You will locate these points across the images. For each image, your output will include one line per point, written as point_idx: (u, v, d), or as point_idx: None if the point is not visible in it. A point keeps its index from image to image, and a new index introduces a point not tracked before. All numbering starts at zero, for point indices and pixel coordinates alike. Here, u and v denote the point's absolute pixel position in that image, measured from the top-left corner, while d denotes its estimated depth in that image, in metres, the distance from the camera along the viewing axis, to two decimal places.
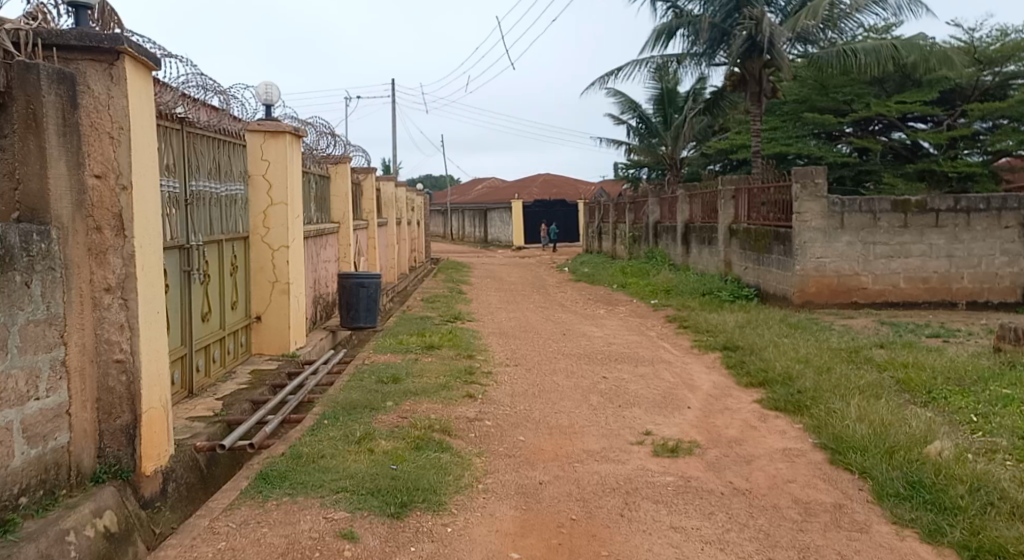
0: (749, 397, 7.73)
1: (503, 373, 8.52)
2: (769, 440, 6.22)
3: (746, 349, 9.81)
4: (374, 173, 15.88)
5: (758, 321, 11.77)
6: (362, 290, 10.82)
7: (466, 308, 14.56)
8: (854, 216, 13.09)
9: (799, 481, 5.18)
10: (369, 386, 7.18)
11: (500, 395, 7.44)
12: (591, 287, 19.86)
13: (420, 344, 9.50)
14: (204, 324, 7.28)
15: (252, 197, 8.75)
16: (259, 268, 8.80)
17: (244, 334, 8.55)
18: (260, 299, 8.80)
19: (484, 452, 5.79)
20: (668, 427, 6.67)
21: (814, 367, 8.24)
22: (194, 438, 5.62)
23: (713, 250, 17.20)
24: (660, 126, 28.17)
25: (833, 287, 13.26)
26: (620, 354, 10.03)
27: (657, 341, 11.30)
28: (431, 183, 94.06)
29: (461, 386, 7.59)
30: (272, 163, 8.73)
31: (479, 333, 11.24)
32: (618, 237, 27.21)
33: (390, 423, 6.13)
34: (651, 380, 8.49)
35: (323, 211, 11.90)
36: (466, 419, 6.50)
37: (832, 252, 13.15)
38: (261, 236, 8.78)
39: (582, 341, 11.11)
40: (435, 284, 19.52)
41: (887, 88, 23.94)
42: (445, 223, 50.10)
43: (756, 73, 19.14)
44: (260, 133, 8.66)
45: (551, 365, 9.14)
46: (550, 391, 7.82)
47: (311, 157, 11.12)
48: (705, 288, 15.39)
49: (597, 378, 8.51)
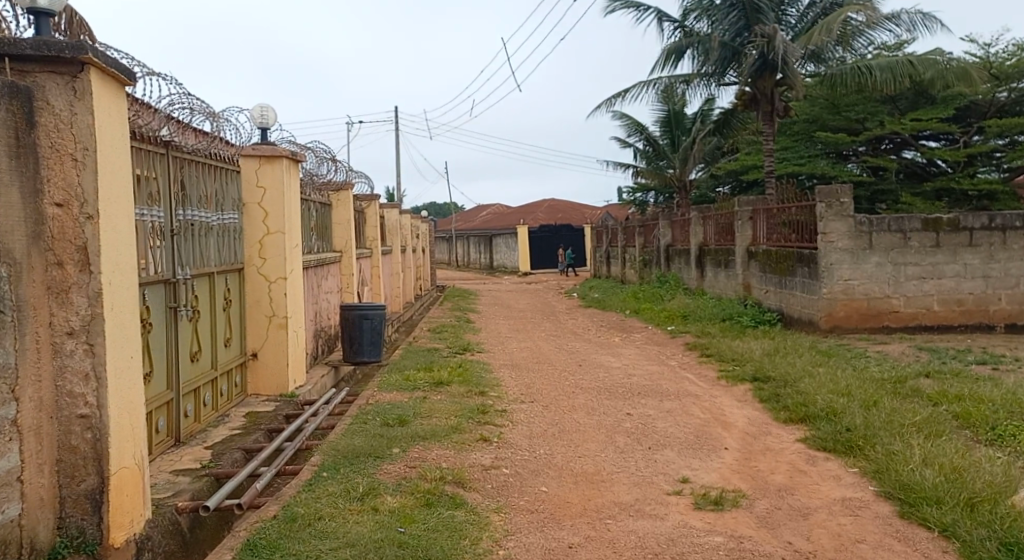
0: (790, 436, 7.06)
1: (519, 411, 7.86)
2: (823, 488, 5.55)
3: (779, 381, 9.13)
4: (377, 200, 15.31)
5: (786, 349, 11.10)
6: (366, 323, 10.21)
7: (475, 339, 13.90)
8: (883, 236, 12.47)
9: (871, 541, 4.56)
10: (373, 430, 6.52)
11: (518, 438, 6.76)
12: (602, 313, 19.20)
13: (429, 380, 8.84)
14: (193, 365, 6.64)
15: (247, 226, 8.13)
16: (254, 302, 8.16)
17: (239, 373, 7.91)
18: (255, 336, 8.16)
19: (503, 507, 5.12)
20: (706, 472, 6.00)
21: (859, 401, 7.57)
22: (176, 497, 4.97)
23: (730, 273, 16.54)
24: (668, 148, 27.63)
25: (863, 311, 12.59)
26: (643, 387, 9.36)
27: (680, 371, 10.63)
28: (435, 210, 93.85)
29: (474, 428, 6.91)
30: (267, 190, 8.13)
31: (491, 365, 10.58)
32: (627, 261, 26.57)
33: (396, 474, 5.47)
34: (679, 418, 7.83)
35: (324, 240, 11.28)
36: (481, 468, 5.83)
37: (860, 274, 12.48)
38: (256, 268, 8.15)
39: (601, 372, 10.43)
40: (440, 314, 18.90)
41: (900, 106, 23.45)
42: (451, 250, 49.53)
43: (768, 91, 18.61)
44: (255, 158, 8.07)
45: (570, 401, 8.47)
46: (571, 431, 7.15)
47: (311, 183, 10.53)
48: (723, 314, 14.71)
49: (620, 415, 7.84)
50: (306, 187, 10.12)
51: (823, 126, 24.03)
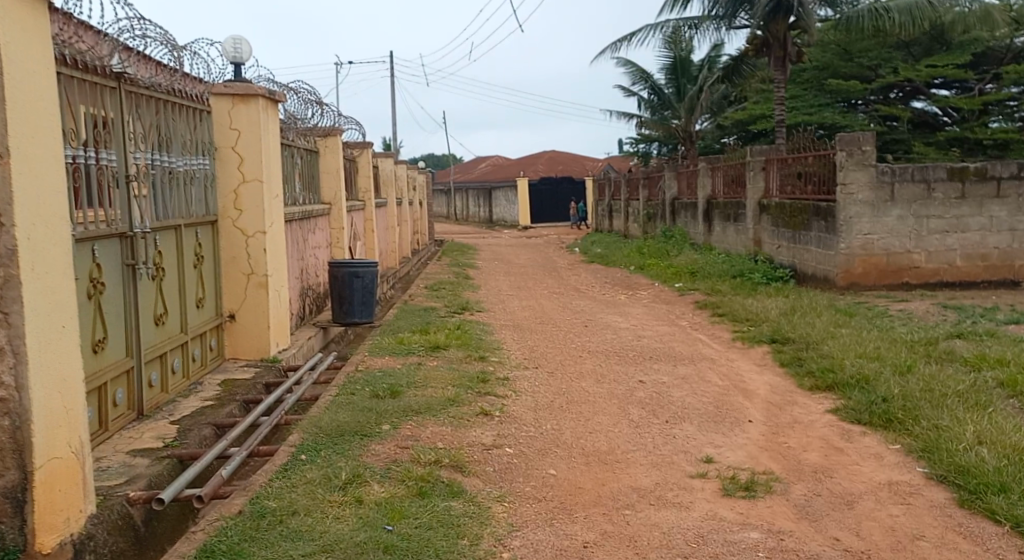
0: (820, 405, 6.41)
1: (522, 379, 7.22)
2: (865, 470, 4.93)
3: (800, 343, 8.48)
4: (371, 149, 14.54)
5: (803, 307, 10.44)
6: (357, 281, 9.53)
7: (474, 297, 13.22)
8: (905, 186, 11.75)
9: (930, 538, 3.95)
10: (360, 404, 5.87)
11: (522, 411, 6.12)
12: (606, 269, 18.51)
13: (424, 344, 8.19)
14: (157, 328, 6.01)
15: (220, 173, 7.44)
16: (230, 258, 7.50)
17: (214, 336, 7.29)
18: (233, 295, 7.52)
19: (506, 495, 4.50)
20: (732, 450, 5.37)
21: (891, 366, 6.93)
22: (128, 486, 4.37)
23: (739, 227, 15.84)
24: (672, 98, 26.76)
25: (882, 267, 11.91)
26: (654, 351, 8.71)
27: (692, 333, 9.98)
28: (435, 163, 92.87)
29: (472, 399, 6.27)
30: (242, 132, 7.41)
31: (490, 327, 9.92)
32: (631, 215, 25.80)
33: (385, 457, 4.83)
34: (696, 385, 7.18)
35: (311, 191, 10.57)
36: (481, 448, 5.20)
37: (880, 228, 11.78)
38: (232, 220, 7.47)
39: (608, 334, 9.78)
40: (439, 269, 18.22)
41: (914, 52, 22.66)
42: (449, 203, 48.65)
43: (780, 35, 17.72)
44: (228, 97, 7.35)
45: (577, 367, 7.82)
46: (579, 402, 6.51)
47: (294, 128, 9.82)
48: (733, 270, 14.02)
49: (631, 383, 7.20)
50: (287, 132, 9.40)
51: (835, 73, 23.11)
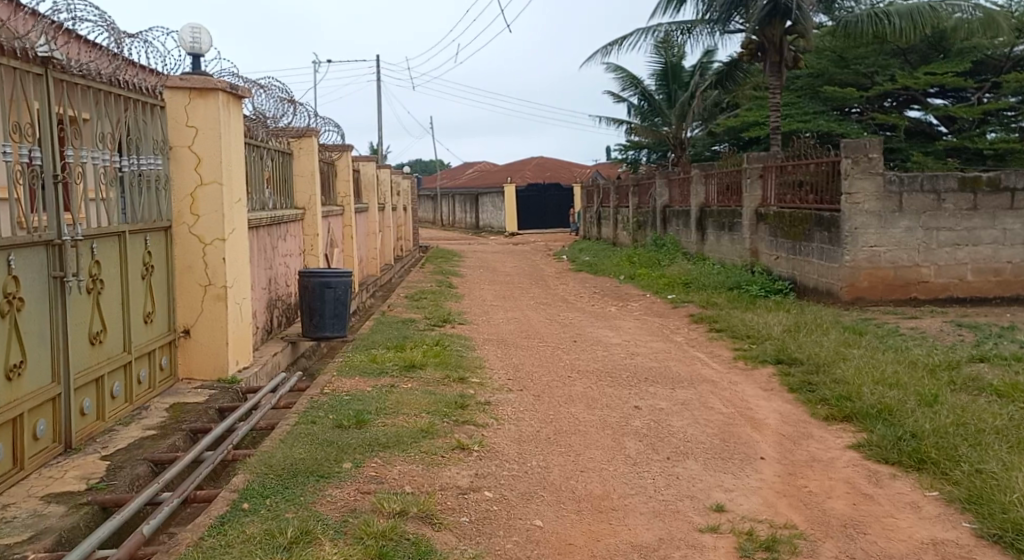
0: (839, 440, 5.75)
1: (506, 404, 6.51)
2: (902, 524, 4.28)
3: (809, 365, 7.81)
4: (351, 151, 13.81)
5: (808, 324, 9.78)
6: (328, 292, 8.77)
7: (456, 307, 12.50)
8: (914, 197, 11.13)
9: None
10: (320, 436, 5.12)
11: (505, 445, 5.40)
12: (594, 279, 17.81)
13: (401, 362, 7.48)
14: (92, 349, 5.25)
15: (175, 174, 6.69)
16: (185, 268, 6.75)
17: (165, 355, 6.54)
18: (187, 308, 6.77)
19: (483, 555, 3.79)
20: (746, 496, 4.68)
21: (915, 396, 6.27)
22: (32, 544, 3.62)
23: (735, 237, 15.20)
24: (663, 104, 26.19)
25: (888, 281, 11.27)
26: (650, 371, 8.02)
27: (688, 350, 9.29)
28: (422, 168, 92.23)
29: (448, 430, 5.53)
30: (199, 130, 6.65)
31: (473, 342, 9.21)
32: (620, 222, 25.13)
33: (342, 505, 4.10)
34: (698, 413, 6.48)
35: (282, 194, 9.85)
36: (456, 492, 4.48)
37: (888, 240, 11.15)
38: (187, 227, 6.73)
39: (599, 351, 9.07)
40: (421, 277, 17.51)
41: (911, 60, 22.19)
42: (435, 208, 47.86)
43: (776, 40, 17.14)
44: (184, 91, 6.60)
45: (566, 390, 7.12)
46: (569, 433, 5.79)
47: (266, 128, 9.12)
48: (729, 281, 13.35)
49: (626, 409, 6.50)
50: (258, 131, 8.69)
51: (830, 80, 22.60)
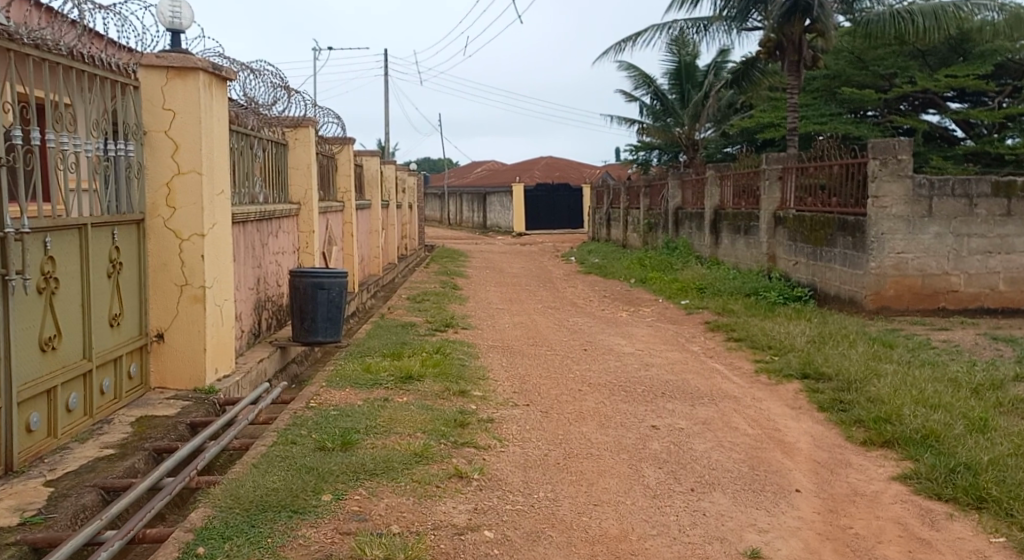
0: (881, 470, 5.14)
1: (510, 421, 5.91)
2: None
3: (839, 381, 7.21)
4: (352, 145, 13.24)
5: (833, 334, 9.17)
6: (322, 294, 8.18)
7: (460, 311, 11.91)
8: (944, 201, 10.50)
9: None
10: (299, 461, 4.56)
11: (508, 472, 4.80)
12: (603, 282, 17.21)
13: (397, 372, 6.88)
14: (43, 355, 4.75)
15: (150, 162, 6.19)
16: (159, 265, 6.24)
17: (135, 362, 6.03)
18: (162, 309, 6.27)
19: None
20: (784, 539, 4.09)
21: (962, 419, 5.66)
22: None
23: (751, 240, 14.58)
24: (676, 104, 25.59)
25: (916, 290, 10.63)
26: (666, 384, 7.41)
27: (707, 361, 8.67)
28: (430, 166, 91.82)
29: (445, 453, 4.94)
30: (177, 114, 6.16)
31: (475, 349, 8.63)
32: (630, 224, 24.53)
33: (314, 552, 3.52)
34: (721, 434, 5.89)
35: (275, 188, 9.29)
36: (451, 532, 3.89)
37: (916, 246, 10.51)
38: (163, 220, 6.22)
39: (611, 361, 8.47)
40: (424, 277, 16.93)
41: (930, 62, 21.46)
42: (442, 207, 47.26)
43: (796, 38, 16.47)
44: (161, 70, 6.11)
45: (576, 405, 6.52)
46: (580, 458, 5.19)
47: (257, 115, 8.59)
48: (746, 287, 12.73)
49: (642, 429, 5.90)
50: (248, 119, 8.17)
51: (847, 82, 21.95)
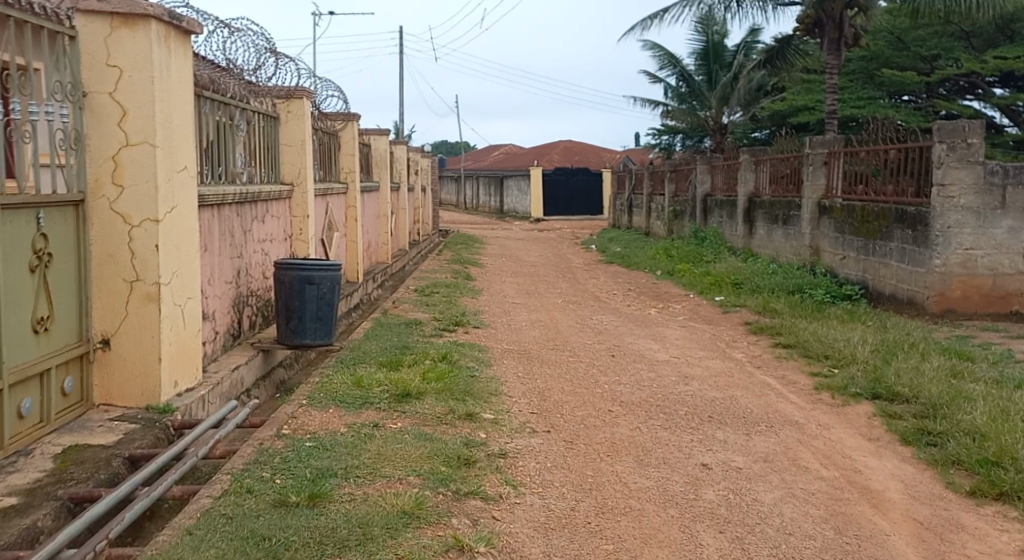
0: (1006, 538, 3.99)
1: (528, 457, 4.78)
2: None
3: (920, 405, 6.05)
4: (357, 121, 12.08)
5: (897, 342, 7.98)
6: (309, 290, 7.08)
7: (473, 306, 10.78)
8: (1020, 190, 9.29)
9: None
10: (246, 527, 3.43)
11: (524, 542, 3.65)
12: (626, 273, 16.04)
13: (393, 388, 5.76)
14: None
15: (92, 130, 5.06)
16: (105, 256, 5.14)
17: (70, 374, 4.93)
18: (107, 309, 5.16)
19: None
20: None
21: None
22: None
23: (791, 231, 13.37)
24: (703, 85, 24.27)
25: (986, 292, 9.41)
26: (713, 404, 6.26)
27: (754, 372, 7.50)
28: (445, 149, 90.77)
29: (440, 510, 3.81)
30: (124, 69, 5.02)
31: (487, 355, 7.51)
32: (654, 211, 23.28)
33: None
34: (790, 478, 4.73)
35: (262, 167, 8.17)
36: None
37: (987, 242, 9.27)
38: (108, 201, 5.11)
39: (644, 371, 7.30)
40: (435, 266, 15.82)
41: (976, 43, 20.09)
42: (458, 191, 46.09)
43: (837, 14, 15.11)
44: (105, 16, 4.97)
45: (607, 433, 5.37)
46: (615, 515, 4.05)
47: (240, 82, 7.45)
48: (789, 282, 11.51)
49: (691, 470, 4.76)
50: (227, 85, 7.04)
51: (886, 64, 20.63)
